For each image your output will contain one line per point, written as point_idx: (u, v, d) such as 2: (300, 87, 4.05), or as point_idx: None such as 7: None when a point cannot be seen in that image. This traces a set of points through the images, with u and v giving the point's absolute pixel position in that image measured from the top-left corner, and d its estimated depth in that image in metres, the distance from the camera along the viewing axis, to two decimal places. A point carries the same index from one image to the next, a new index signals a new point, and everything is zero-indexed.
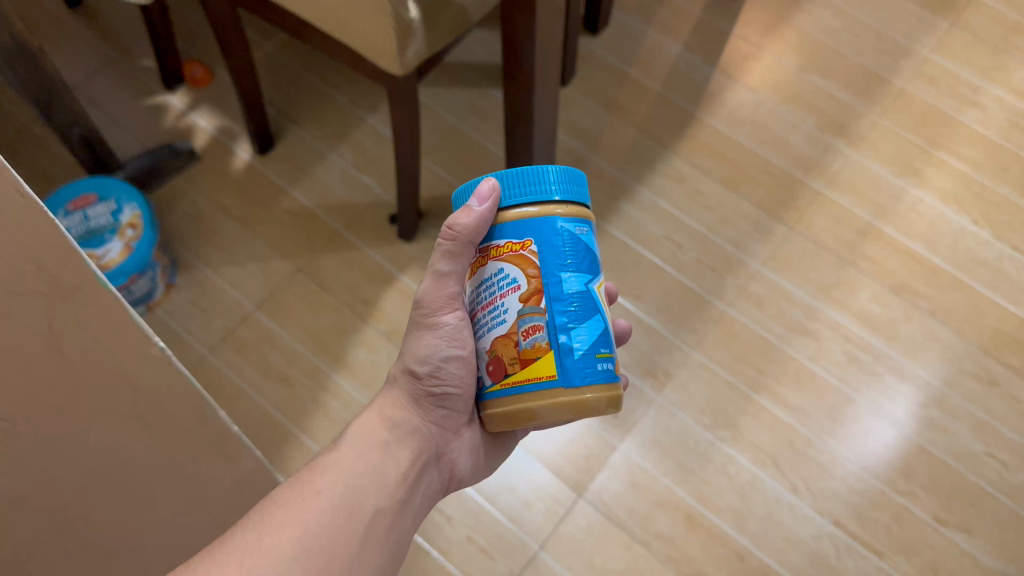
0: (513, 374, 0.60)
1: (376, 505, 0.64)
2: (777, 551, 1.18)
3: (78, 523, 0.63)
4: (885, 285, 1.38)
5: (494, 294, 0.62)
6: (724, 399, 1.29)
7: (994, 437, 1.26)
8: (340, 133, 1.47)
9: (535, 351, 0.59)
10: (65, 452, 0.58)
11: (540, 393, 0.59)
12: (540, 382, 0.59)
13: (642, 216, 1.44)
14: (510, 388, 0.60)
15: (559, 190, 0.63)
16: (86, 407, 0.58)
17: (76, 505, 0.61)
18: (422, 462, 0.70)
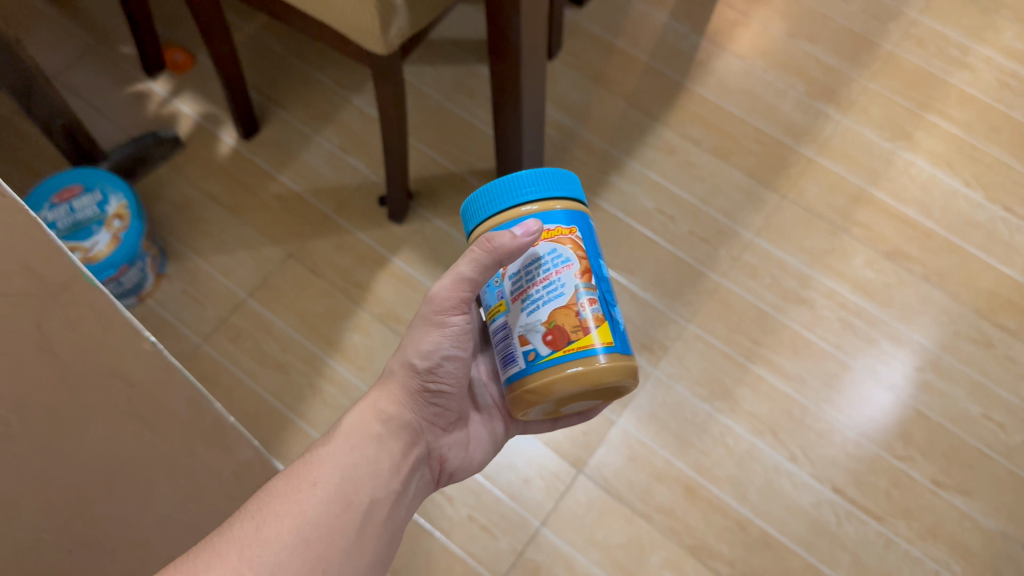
0: (568, 354, 0.63)
1: (371, 496, 0.64)
2: (777, 519, 1.19)
3: (79, 520, 0.62)
4: (878, 250, 1.38)
5: (535, 284, 0.64)
6: (720, 370, 1.29)
7: (991, 399, 1.27)
8: (326, 115, 1.45)
9: (588, 333, 0.64)
10: (62, 451, 0.57)
11: (595, 369, 0.64)
12: (594, 360, 0.63)
13: (634, 189, 1.43)
14: (566, 369, 0.63)
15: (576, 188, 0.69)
16: (82, 405, 0.57)
17: (76, 502, 0.61)
18: (414, 456, 0.71)
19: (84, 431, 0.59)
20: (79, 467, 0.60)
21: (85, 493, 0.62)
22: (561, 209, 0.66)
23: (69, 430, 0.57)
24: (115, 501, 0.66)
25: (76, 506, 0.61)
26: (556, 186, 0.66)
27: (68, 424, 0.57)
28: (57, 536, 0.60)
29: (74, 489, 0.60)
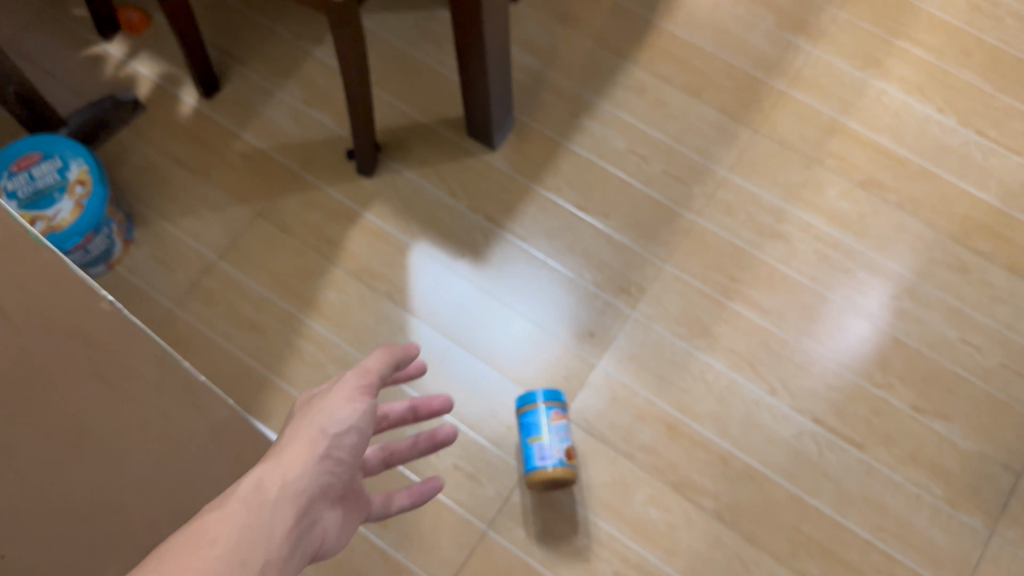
0: (551, 463, 1.11)
1: (266, 559, 0.52)
2: (759, 452, 1.20)
3: (73, 498, 0.60)
4: (852, 180, 1.37)
5: (537, 443, 1.13)
6: (698, 308, 1.29)
7: (967, 323, 1.28)
8: (288, 70, 1.42)
9: (562, 462, 1.12)
10: (29, 418, 0.56)
11: (564, 468, 1.11)
12: (562, 468, 1.11)
13: (606, 131, 1.40)
14: (550, 473, 1.11)
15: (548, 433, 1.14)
16: (43, 367, 0.57)
17: (63, 475, 0.59)
18: (304, 536, 0.57)
19: (50, 395, 0.58)
20: (54, 437, 0.58)
21: (72, 466, 0.60)
22: (553, 408, 1.15)
23: (33, 394, 0.56)
24: (111, 476, 0.64)
25: (66, 481, 0.60)
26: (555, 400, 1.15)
27: (30, 388, 0.56)
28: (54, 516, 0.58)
29: (56, 461, 0.59)
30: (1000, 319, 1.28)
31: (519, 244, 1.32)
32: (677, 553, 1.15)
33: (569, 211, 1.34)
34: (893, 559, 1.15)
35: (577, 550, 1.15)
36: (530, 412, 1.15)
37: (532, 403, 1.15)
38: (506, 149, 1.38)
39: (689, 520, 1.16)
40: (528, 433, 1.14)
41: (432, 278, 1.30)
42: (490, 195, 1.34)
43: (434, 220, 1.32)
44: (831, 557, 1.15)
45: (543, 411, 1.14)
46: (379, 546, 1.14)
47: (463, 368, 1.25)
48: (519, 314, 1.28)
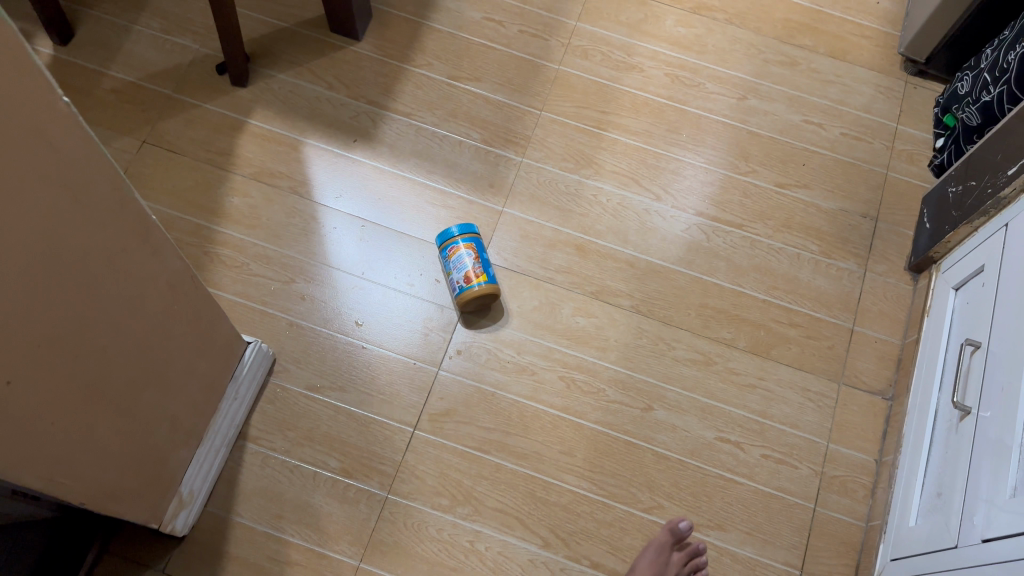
0: (477, 283, 1.23)
1: None
2: (658, 250, 1.35)
3: (32, 311, 0.65)
4: (684, 9, 1.54)
5: (465, 268, 1.24)
6: (579, 143, 1.41)
7: (806, 106, 1.47)
8: (138, 4, 1.45)
9: (487, 281, 1.24)
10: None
11: (490, 286, 1.23)
12: (488, 285, 1.23)
13: (459, 6, 1.51)
14: (478, 291, 1.22)
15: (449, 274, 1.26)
16: (10, 166, 0.57)
17: (25, 286, 0.63)
18: None
19: (18, 198, 0.59)
20: (18, 244, 0.61)
21: (29, 279, 0.64)
22: (468, 239, 1.25)
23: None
24: (64, 294, 0.69)
25: (24, 292, 0.64)
26: (471, 231, 1.26)
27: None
28: (15, 321, 0.63)
29: (21, 269, 0.62)
30: (831, 97, 1.48)
31: (405, 120, 1.41)
32: (609, 348, 1.28)
33: (442, 82, 1.44)
34: (789, 309, 1.32)
35: (523, 367, 1.26)
36: (450, 245, 1.25)
37: (450, 238, 1.26)
38: (371, 39, 1.46)
39: (612, 318, 1.30)
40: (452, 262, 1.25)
41: (331, 168, 1.36)
42: (367, 81, 1.43)
43: (318, 113, 1.40)
44: (738, 320, 1.31)
45: (462, 243, 1.25)
46: (344, 409, 1.22)
47: (381, 241, 1.33)
48: (419, 183, 1.37)
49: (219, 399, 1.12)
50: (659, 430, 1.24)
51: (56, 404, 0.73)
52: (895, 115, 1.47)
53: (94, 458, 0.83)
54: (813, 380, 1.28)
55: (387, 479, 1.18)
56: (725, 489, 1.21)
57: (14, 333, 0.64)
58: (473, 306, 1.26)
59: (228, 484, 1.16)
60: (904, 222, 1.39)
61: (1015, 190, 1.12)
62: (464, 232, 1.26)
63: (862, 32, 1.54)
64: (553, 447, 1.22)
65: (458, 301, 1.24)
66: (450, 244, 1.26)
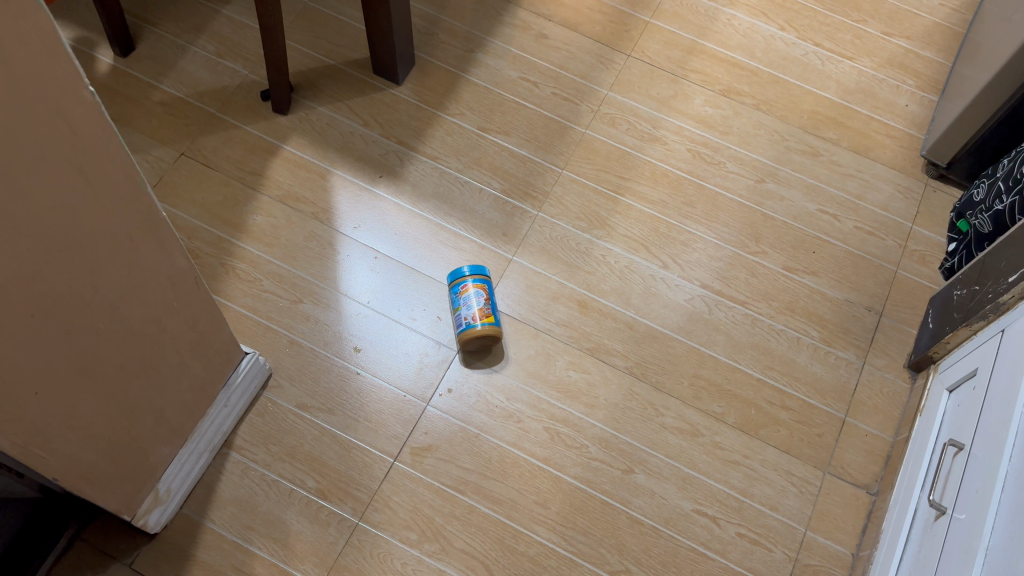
0: (481, 322, 1.27)
1: None
2: (658, 316, 1.37)
3: (29, 281, 0.69)
4: (714, 90, 1.59)
5: (471, 307, 1.28)
6: (595, 204, 1.45)
7: (822, 196, 1.50)
8: (198, 27, 1.54)
9: (491, 322, 1.28)
10: (6, 189, 0.62)
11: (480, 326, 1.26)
12: (490, 326, 1.27)
13: (498, 63, 1.57)
14: (481, 330, 1.26)
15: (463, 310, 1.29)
16: (27, 139, 0.62)
17: (24, 256, 0.67)
18: None
19: (30, 173, 0.64)
20: (24, 215, 0.65)
21: (30, 249, 0.68)
22: (477, 280, 1.30)
23: (13, 166, 0.62)
24: (62, 270, 0.73)
25: (23, 261, 0.67)
26: (481, 272, 1.31)
27: (11, 158, 0.61)
28: (11, 288, 0.67)
29: (23, 240, 0.66)
30: (849, 190, 1.51)
31: (431, 163, 1.46)
32: (598, 406, 1.29)
33: (472, 132, 1.49)
34: (782, 391, 1.33)
35: (510, 413, 1.27)
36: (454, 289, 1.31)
37: (460, 277, 1.31)
38: (410, 84, 1.53)
39: (605, 377, 1.31)
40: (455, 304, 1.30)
41: (353, 199, 1.42)
42: (401, 123, 1.49)
43: (349, 146, 1.46)
44: (730, 396, 1.32)
45: (470, 282, 1.30)
46: (329, 430, 1.24)
47: (390, 274, 1.37)
48: (436, 223, 1.41)
49: (209, 404, 1.15)
50: (636, 494, 1.23)
51: (41, 376, 0.77)
52: (912, 215, 1.49)
53: (74, 437, 0.86)
54: (799, 465, 1.27)
55: (360, 506, 1.19)
56: (695, 563, 1.20)
57: (9, 300, 0.68)
58: (475, 346, 1.30)
59: (206, 489, 1.18)
60: (909, 320, 1.39)
61: (1014, 297, 1.11)
62: (465, 275, 1.31)
63: (887, 131, 1.58)
64: (528, 496, 1.22)
65: (460, 338, 1.27)
66: (460, 283, 1.31)
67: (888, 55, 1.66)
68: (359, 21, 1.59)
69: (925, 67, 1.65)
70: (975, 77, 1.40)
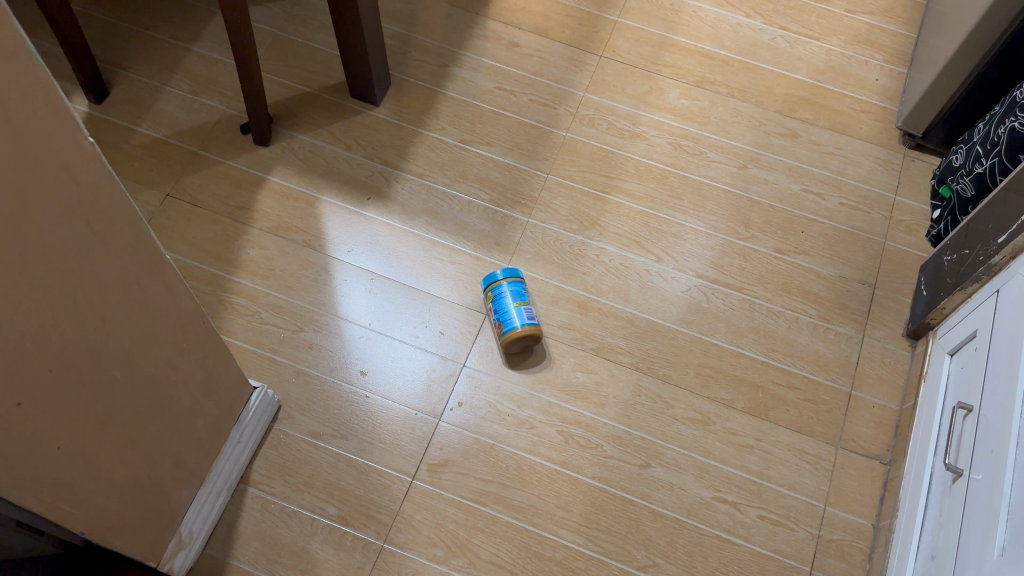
0: (522, 323, 1.27)
1: None
2: (658, 310, 1.38)
3: (44, 335, 0.69)
4: (687, 82, 1.61)
5: (512, 309, 1.29)
6: (584, 205, 1.46)
7: (805, 176, 1.52)
8: (170, 67, 1.54)
9: (532, 322, 1.29)
10: (15, 245, 0.62)
11: (533, 328, 1.28)
12: (532, 326, 1.28)
13: (474, 75, 1.58)
14: (524, 330, 1.27)
15: (515, 309, 1.29)
16: (33, 195, 0.62)
17: (39, 312, 0.67)
18: None
19: (38, 228, 0.64)
20: (34, 270, 0.65)
21: (42, 304, 0.67)
22: (518, 283, 1.32)
23: (21, 222, 0.62)
24: (74, 321, 0.73)
25: (38, 315, 0.67)
26: (515, 276, 1.32)
27: (19, 214, 0.61)
28: (28, 344, 0.67)
29: (36, 295, 0.66)
30: (830, 168, 1.53)
31: (417, 180, 1.46)
32: (608, 405, 1.30)
33: (455, 145, 1.50)
34: (787, 371, 1.34)
35: (522, 420, 1.28)
36: (498, 287, 1.31)
37: (498, 280, 1.32)
38: (388, 104, 1.54)
39: (612, 375, 1.32)
40: (502, 302, 1.30)
41: (345, 223, 1.42)
42: (383, 143, 1.50)
43: (335, 172, 1.46)
44: (737, 381, 1.33)
45: (507, 285, 1.31)
46: (344, 456, 1.24)
47: (389, 294, 1.37)
48: (429, 239, 1.42)
49: (223, 441, 1.15)
50: (655, 487, 1.24)
51: (63, 429, 0.76)
52: (894, 187, 1.52)
53: (99, 488, 0.86)
54: (811, 444, 1.29)
55: (383, 528, 1.19)
56: (720, 550, 1.21)
57: (28, 356, 0.68)
58: (516, 348, 1.30)
59: (227, 527, 1.18)
60: (902, 290, 1.42)
61: (1005, 257, 1.13)
62: (509, 277, 1.32)
63: (861, 107, 1.60)
64: (549, 501, 1.23)
65: (503, 340, 1.28)
66: (496, 287, 1.32)
67: (854, 32, 1.69)
68: (330, 46, 1.60)
69: (890, 41, 1.68)
70: (941, 46, 1.43)
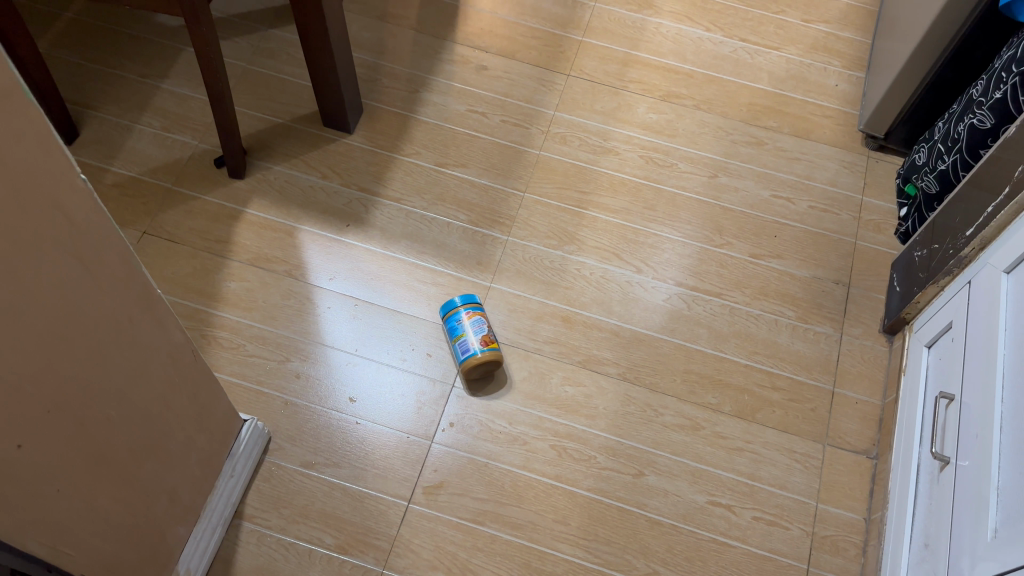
0: (476, 350, 1.28)
1: None
2: (641, 319, 1.40)
3: (43, 375, 0.69)
4: (654, 96, 1.65)
5: (471, 335, 1.29)
6: (562, 221, 1.48)
7: (774, 182, 1.56)
8: (140, 105, 1.54)
9: (492, 347, 1.29)
10: (12, 286, 0.62)
11: (487, 352, 1.28)
12: (492, 351, 1.28)
13: (444, 99, 1.60)
14: (479, 357, 1.27)
15: (463, 339, 1.30)
16: (28, 234, 0.62)
17: (37, 352, 0.67)
18: None
19: (33, 267, 0.64)
20: (31, 310, 0.65)
21: (39, 344, 0.67)
22: (470, 308, 1.32)
23: (17, 261, 0.61)
24: (72, 360, 0.72)
25: (35, 356, 0.67)
26: (470, 302, 1.33)
27: (15, 253, 0.61)
28: (27, 385, 0.67)
29: (33, 336, 0.66)
30: (798, 173, 1.57)
31: (395, 205, 1.47)
32: (598, 416, 1.31)
33: (430, 169, 1.52)
34: (771, 373, 1.36)
35: (515, 437, 1.28)
36: (451, 318, 1.32)
37: (451, 310, 1.32)
38: (362, 131, 1.55)
39: (600, 387, 1.33)
40: (455, 333, 1.31)
41: (324, 251, 1.42)
42: (358, 170, 1.50)
43: (313, 201, 1.46)
44: (723, 385, 1.35)
45: (460, 314, 1.32)
46: (338, 484, 1.23)
47: (372, 319, 1.37)
48: (410, 262, 1.42)
49: (216, 476, 1.14)
50: (650, 495, 1.25)
51: (62, 471, 0.75)
52: (860, 188, 1.56)
53: (97, 530, 0.85)
54: (799, 442, 1.31)
55: (382, 554, 1.19)
56: (719, 553, 1.22)
57: (27, 398, 0.67)
58: (478, 374, 1.30)
59: (224, 563, 1.16)
60: (876, 287, 1.45)
61: (974, 249, 1.16)
62: (464, 304, 1.32)
63: (823, 112, 1.65)
64: (547, 516, 1.23)
65: (463, 367, 1.28)
66: (449, 318, 1.33)
67: (811, 41, 1.74)
68: (301, 77, 1.61)
69: (846, 47, 1.74)
70: (897, 50, 1.48)
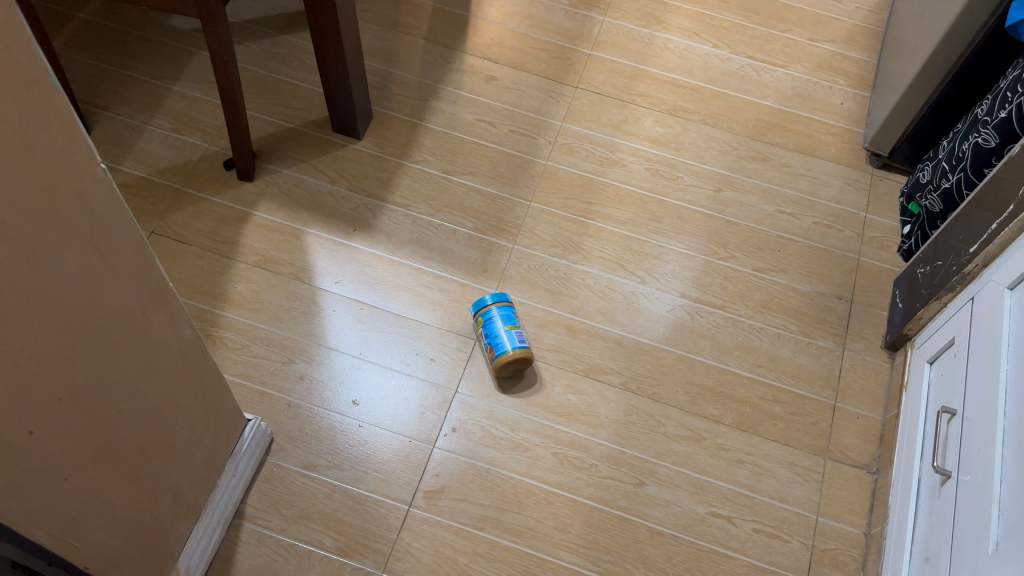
0: (514, 347, 1.29)
1: None
2: (644, 330, 1.41)
3: (56, 364, 0.69)
4: (661, 110, 1.66)
5: (503, 333, 1.30)
6: (567, 231, 1.49)
7: (778, 197, 1.57)
8: (152, 106, 1.55)
9: (523, 345, 1.30)
10: (31, 272, 0.62)
11: (525, 351, 1.29)
12: (523, 349, 1.29)
13: (453, 108, 1.62)
14: (519, 353, 1.28)
15: (504, 333, 1.30)
16: (48, 221, 0.63)
17: (52, 340, 0.67)
18: None
19: (53, 255, 0.64)
20: (49, 298, 0.65)
21: (55, 332, 0.68)
22: (507, 306, 1.33)
23: (36, 248, 0.62)
24: (85, 350, 0.73)
25: (51, 344, 0.67)
26: (504, 300, 1.33)
27: (35, 239, 0.62)
28: (41, 372, 0.67)
29: (50, 323, 0.67)
30: (802, 189, 1.58)
31: (402, 211, 1.48)
32: (601, 425, 1.31)
33: (438, 176, 1.53)
34: (772, 386, 1.37)
35: (516, 443, 1.29)
36: (487, 312, 1.32)
37: (488, 305, 1.33)
38: (370, 137, 1.56)
39: (603, 396, 1.34)
40: (493, 326, 1.31)
41: (331, 255, 1.43)
42: (366, 176, 1.51)
43: (320, 205, 1.47)
44: (725, 398, 1.35)
45: (496, 310, 1.32)
46: (340, 486, 1.24)
47: (378, 324, 1.37)
48: (416, 268, 1.43)
49: (219, 475, 1.14)
50: (651, 505, 1.25)
51: (71, 462, 0.76)
52: (864, 205, 1.57)
53: (102, 522, 0.85)
54: (800, 455, 1.31)
55: (382, 558, 1.19)
56: (718, 564, 1.22)
57: (40, 385, 0.68)
58: (507, 371, 1.31)
59: (223, 562, 1.16)
60: (878, 304, 1.46)
61: (977, 266, 1.17)
62: (498, 301, 1.33)
63: (828, 130, 1.66)
64: (547, 523, 1.23)
65: (496, 362, 1.29)
66: (485, 311, 1.33)
67: (817, 59, 1.76)
68: (312, 83, 1.62)
69: (852, 67, 1.76)
70: (903, 70, 1.50)
